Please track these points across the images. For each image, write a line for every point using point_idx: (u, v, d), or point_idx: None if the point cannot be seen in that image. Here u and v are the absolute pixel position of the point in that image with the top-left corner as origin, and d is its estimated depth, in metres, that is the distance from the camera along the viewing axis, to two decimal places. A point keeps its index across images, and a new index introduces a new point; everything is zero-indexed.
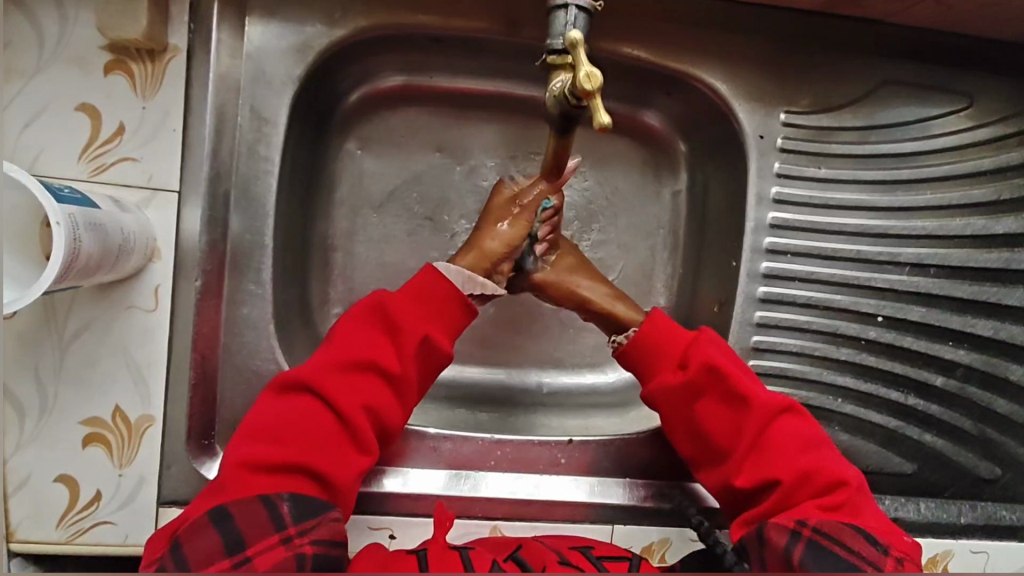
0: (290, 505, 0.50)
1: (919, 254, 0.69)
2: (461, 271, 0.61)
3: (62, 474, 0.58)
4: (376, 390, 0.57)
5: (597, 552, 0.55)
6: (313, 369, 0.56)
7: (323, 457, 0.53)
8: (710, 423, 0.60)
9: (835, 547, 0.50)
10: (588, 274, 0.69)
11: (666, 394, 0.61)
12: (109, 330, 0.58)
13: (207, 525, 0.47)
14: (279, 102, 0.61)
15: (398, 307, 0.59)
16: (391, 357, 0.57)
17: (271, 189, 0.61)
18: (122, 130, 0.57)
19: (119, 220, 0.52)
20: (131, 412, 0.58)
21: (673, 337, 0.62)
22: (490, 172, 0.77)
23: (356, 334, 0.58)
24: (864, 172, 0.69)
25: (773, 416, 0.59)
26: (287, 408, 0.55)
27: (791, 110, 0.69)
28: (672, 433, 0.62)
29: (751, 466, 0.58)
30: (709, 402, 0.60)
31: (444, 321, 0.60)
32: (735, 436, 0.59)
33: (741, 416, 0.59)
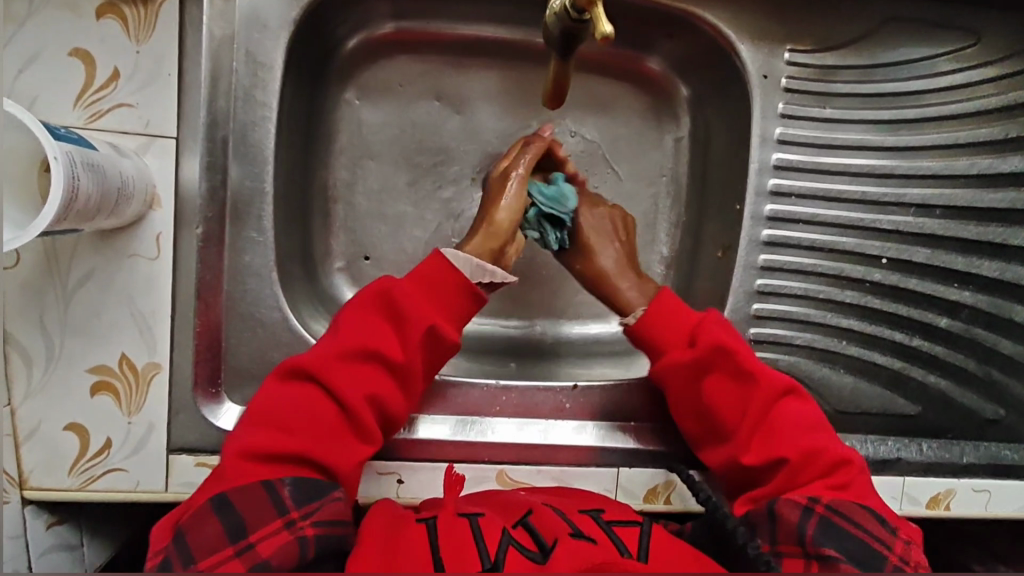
0: (290, 488, 0.50)
1: (925, 195, 0.69)
2: (469, 259, 0.60)
3: (72, 422, 0.58)
4: (378, 377, 0.57)
5: (609, 517, 0.55)
6: (318, 356, 0.56)
7: (322, 443, 0.54)
8: (715, 403, 0.61)
9: (849, 525, 0.51)
10: (618, 249, 0.67)
11: (674, 370, 0.61)
12: (113, 279, 0.58)
13: (209, 514, 0.48)
14: (275, 45, 0.60)
15: (404, 291, 0.59)
16: (393, 345, 0.57)
17: (270, 135, 0.60)
18: (117, 75, 0.56)
19: (117, 164, 0.51)
20: (138, 360, 0.59)
21: (681, 316, 0.63)
22: (490, 122, 0.76)
23: (358, 322, 0.58)
24: (869, 112, 0.69)
25: (779, 397, 0.60)
26: (291, 396, 0.55)
27: (794, 48, 0.68)
28: (679, 410, 0.63)
29: (758, 445, 0.59)
30: (715, 380, 0.61)
31: (447, 308, 0.60)
32: (741, 413, 0.60)
33: (748, 396, 0.60)
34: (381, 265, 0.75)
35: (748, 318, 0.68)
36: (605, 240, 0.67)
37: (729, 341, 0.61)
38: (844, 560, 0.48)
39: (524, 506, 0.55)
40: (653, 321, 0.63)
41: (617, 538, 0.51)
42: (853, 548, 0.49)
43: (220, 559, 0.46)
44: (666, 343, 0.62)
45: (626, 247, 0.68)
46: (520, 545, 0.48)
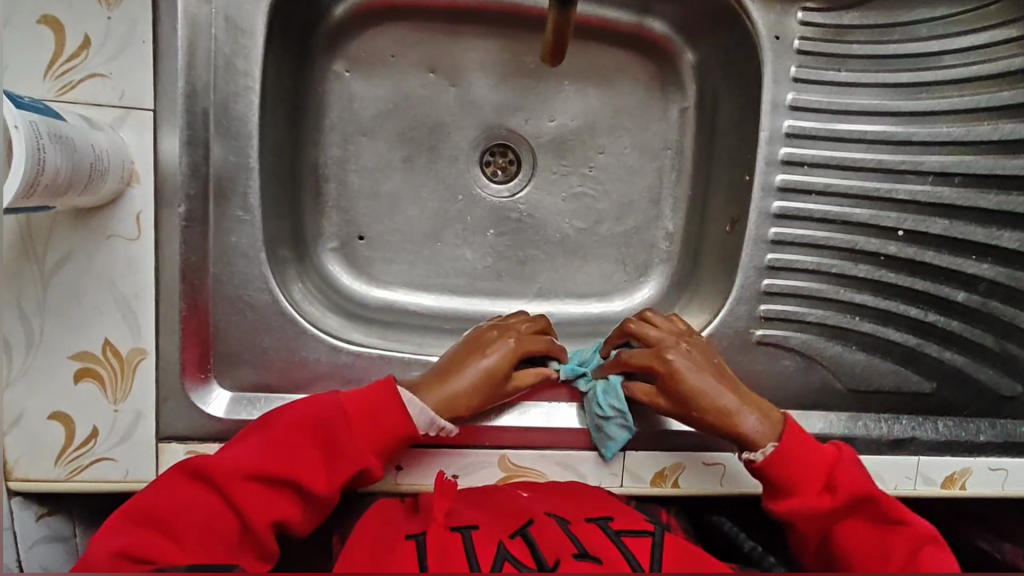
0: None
1: (944, 162, 0.65)
2: (426, 412, 0.56)
3: (55, 411, 0.56)
4: (286, 500, 0.53)
5: (617, 525, 0.55)
6: (229, 465, 0.52)
7: (210, 553, 0.49)
8: (850, 547, 0.57)
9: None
10: (720, 380, 0.58)
11: (809, 515, 0.56)
12: (91, 261, 0.55)
13: None
14: (255, 10, 0.56)
15: (343, 419, 0.55)
16: (314, 474, 0.53)
17: (253, 108, 0.57)
18: (88, 43, 0.53)
19: (89, 136, 0.48)
20: (122, 346, 0.56)
21: (817, 453, 0.57)
22: (487, 94, 0.73)
23: (288, 439, 0.54)
24: (887, 75, 0.65)
25: (922, 547, 0.55)
26: (190, 503, 0.50)
27: (808, 8, 0.64)
28: (806, 547, 0.59)
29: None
30: (855, 522, 0.57)
31: (379, 440, 0.55)
32: (884, 562, 0.56)
33: (886, 543, 0.56)
34: (375, 244, 0.73)
35: (756, 294, 0.66)
36: (703, 375, 0.58)
37: (869, 488, 0.57)
38: None
39: (524, 511, 0.56)
40: (785, 460, 0.56)
41: (629, 554, 0.52)
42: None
43: None
44: (796, 486, 0.56)
45: (725, 375, 0.59)
46: (517, 561, 0.50)
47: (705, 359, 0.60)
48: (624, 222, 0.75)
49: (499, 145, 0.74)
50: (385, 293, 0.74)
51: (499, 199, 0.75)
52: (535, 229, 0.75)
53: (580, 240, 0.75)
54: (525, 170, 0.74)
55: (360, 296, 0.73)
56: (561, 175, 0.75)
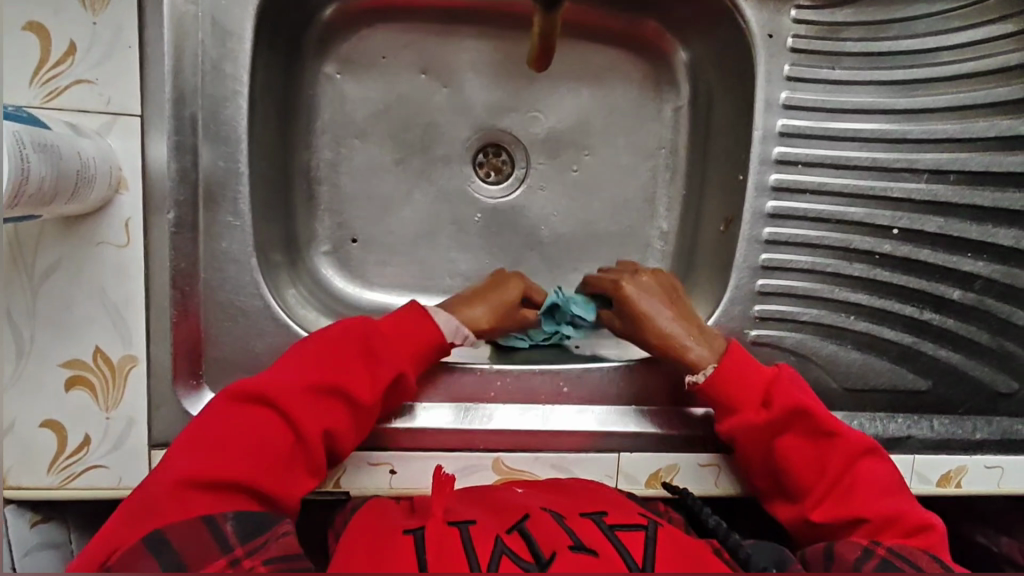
0: (234, 523, 0.47)
1: (940, 159, 0.65)
2: (451, 321, 0.61)
3: (47, 419, 0.56)
4: (338, 412, 0.55)
5: (611, 520, 0.54)
6: (277, 382, 0.53)
7: (264, 467, 0.50)
8: (791, 464, 0.59)
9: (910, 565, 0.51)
10: (672, 306, 0.63)
11: (750, 431, 0.59)
12: (81, 269, 0.55)
13: (143, 555, 0.44)
14: (243, 13, 0.55)
15: (378, 333, 0.58)
16: (360, 383, 0.55)
17: (242, 112, 0.57)
18: (73, 49, 0.52)
19: (75, 144, 0.48)
20: (113, 353, 0.56)
21: (750, 373, 0.60)
22: (479, 95, 0.72)
23: (329, 354, 0.56)
24: (882, 72, 0.64)
25: (857, 456, 0.58)
26: (242, 421, 0.51)
27: (801, 5, 0.63)
28: (750, 466, 0.62)
29: (831, 499, 0.58)
30: (792, 438, 0.59)
31: (415, 351, 0.59)
32: (819, 473, 0.58)
33: (824, 456, 0.59)
34: (369, 247, 0.73)
35: (751, 295, 0.65)
36: (656, 302, 0.63)
37: (802, 401, 0.58)
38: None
39: (519, 508, 0.55)
40: (723, 376, 0.59)
41: (622, 547, 0.50)
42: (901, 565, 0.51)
43: None
44: (732, 403, 0.59)
45: (681, 305, 0.64)
46: (515, 554, 0.48)
47: (665, 288, 0.65)
48: (618, 223, 0.75)
49: (493, 146, 0.73)
50: (380, 296, 0.73)
51: (493, 200, 0.74)
52: (529, 230, 0.74)
53: (574, 241, 0.75)
54: (518, 171, 0.74)
55: (355, 299, 0.72)
56: (555, 176, 0.74)
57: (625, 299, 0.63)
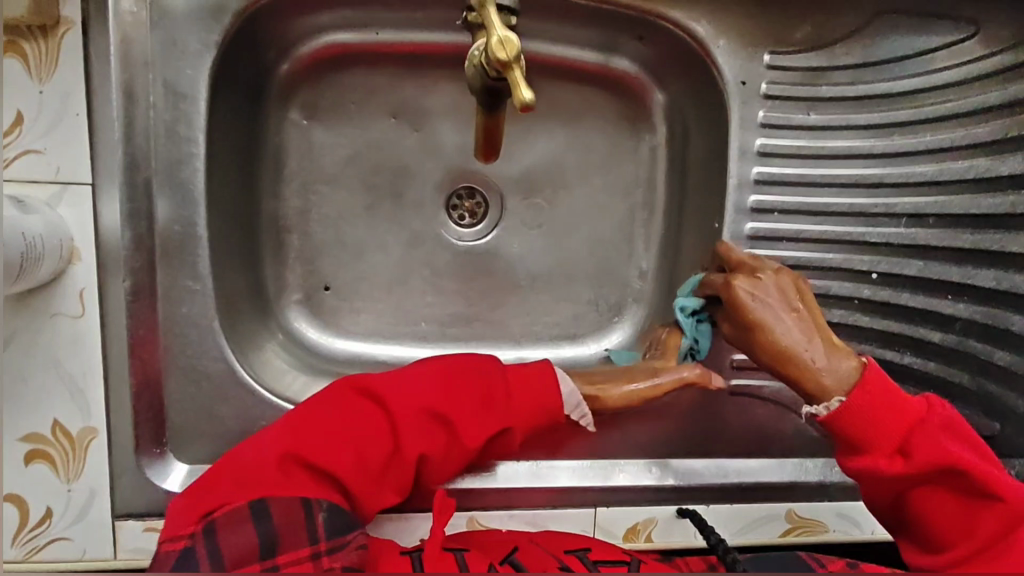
0: (325, 515, 0.46)
1: (918, 203, 0.63)
2: (574, 393, 0.60)
3: (6, 494, 0.55)
4: (441, 441, 0.54)
5: (595, 556, 0.53)
6: (399, 397, 0.53)
7: (357, 472, 0.50)
8: (928, 513, 0.54)
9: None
10: (799, 320, 0.56)
11: (881, 477, 0.53)
12: (35, 342, 0.53)
13: (245, 519, 0.44)
14: (196, 74, 0.53)
15: (504, 381, 0.57)
16: (470, 423, 0.55)
17: (200, 173, 0.54)
18: (21, 119, 0.50)
19: (17, 224, 0.46)
20: (72, 426, 0.55)
21: (902, 410, 0.52)
22: (450, 138, 0.71)
23: (452, 385, 0.55)
24: (859, 116, 0.62)
25: (1015, 522, 0.51)
26: (356, 422, 0.52)
27: (775, 50, 0.61)
28: (879, 501, 0.56)
29: (981, 562, 0.50)
30: (934, 486, 0.53)
31: (531, 411, 0.58)
32: (962, 527, 0.52)
33: (975, 513, 0.52)
34: (341, 294, 0.71)
35: (722, 343, 0.67)
36: (777, 307, 0.56)
37: (951, 456, 0.51)
38: None
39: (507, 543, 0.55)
40: (867, 409, 0.52)
41: None
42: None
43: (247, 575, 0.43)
44: (869, 444, 0.52)
45: (812, 320, 0.56)
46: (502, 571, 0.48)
47: (797, 296, 0.57)
48: (595, 264, 0.74)
49: (466, 189, 0.72)
50: (354, 344, 0.72)
51: (468, 242, 0.73)
52: (504, 274, 0.73)
53: (552, 283, 0.74)
54: (492, 214, 0.72)
55: (329, 349, 0.71)
56: (530, 218, 0.73)
57: (747, 311, 0.57)
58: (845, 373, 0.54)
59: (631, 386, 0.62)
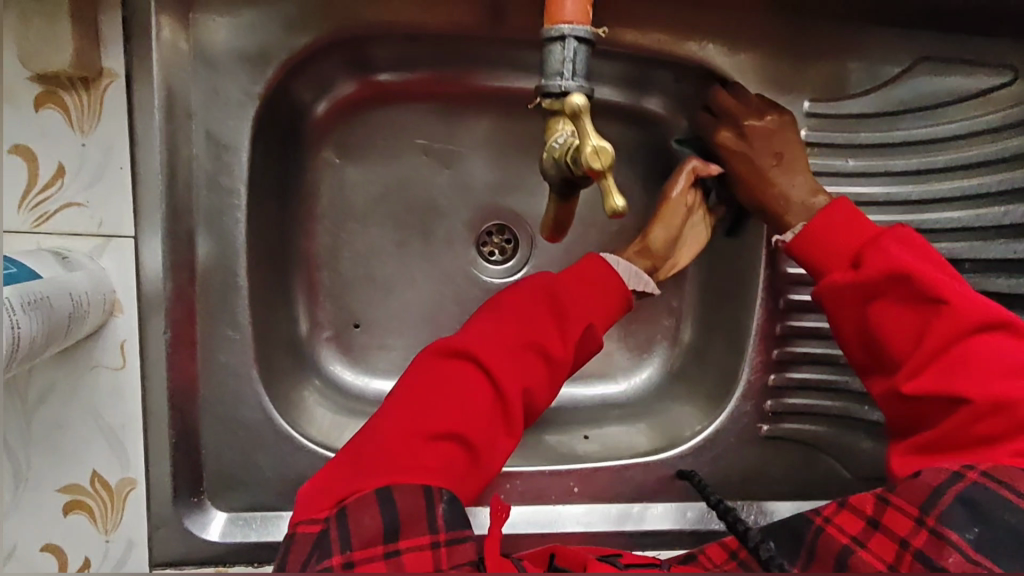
0: (445, 506, 0.45)
1: (953, 249, 0.61)
2: (630, 267, 0.61)
3: (47, 543, 0.54)
4: (535, 372, 0.54)
5: (625, 560, 0.52)
6: (480, 340, 0.54)
7: (470, 421, 0.50)
8: (882, 331, 0.51)
9: (1016, 498, 0.40)
10: (778, 161, 0.60)
11: (834, 295, 0.53)
12: (75, 393, 0.53)
13: (373, 503, 0.44)
14: (238, 124, 0.53)
15: (566, 286, 0.57)
16: (554, 339, 0.55)
17: (240, 223, 0.55)
18: (62, 171, 0.49)
19: (66, 283, 0.45)
20: (111, 477, 0.54)
21: (841, 233, 0.54)
22: (483, 175, 0.70)
23: (525, 312, 0.56)
24: (896, 161, 0.62)
25: (969, 330, 0.47)
26: (455, 377, 0.52)
27: (814, 98, 0.62)
28: (841, 341, 0.54)
29: (930, 374, 0.48)
30: (888, 303, 0.50)
31: (601, 310, 0.58)
32: (919, 341, 0.49)
33: (929, 325, 0.48)
34: (371, 333, 0.70)
35: (764, 390, 0.65)
36: (760, 151, 0.61)
37: (906, 266, 0.49)
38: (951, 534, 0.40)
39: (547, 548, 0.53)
40: (821, 231, 0.55)
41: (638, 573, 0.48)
42: (1016, 523, 0.39)
43: (372, 557, 0.43)
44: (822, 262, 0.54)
45: (795, 162, 0.60)
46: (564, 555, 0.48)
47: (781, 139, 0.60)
48: None
49: (496, 226, 0.71)
50: (384, 383, 0.70)
51: (499, 279, 0.71)
52: None
53: None
54: (522, 251, 0.71)
55: (360, 390, 0.69)
56: (562, 255, 0.72)
57: (732, 154, 0.63)
58: (814, 206, 0.58)
59: (663, 222, 0.63)
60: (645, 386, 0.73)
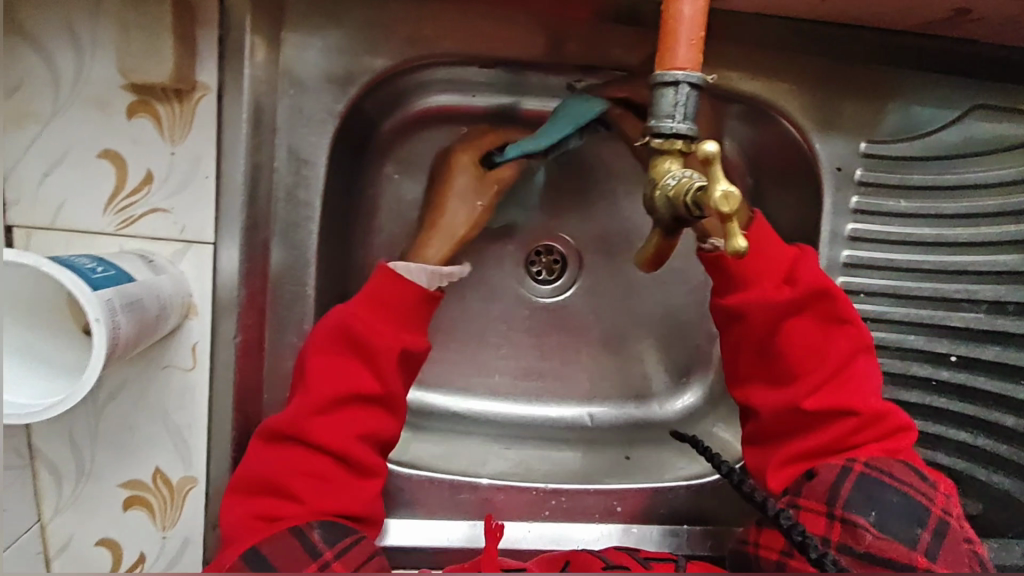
0: (320, 532, 0.48)
1: (1000, 290, 0.62)
2: (420, 269, 0.57)
3: (105, 536, 0.56)
4: (362, 416, 0.53)
5: (645, 554, 0.57)
6: (292, 414, 0.51)
7: (309, 479, 0.50)
8: (793, 346, 0.53)
9: (894, 481, 0.47)
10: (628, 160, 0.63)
11: (764, 308, 0.53)
12: (145, 391, 0.54)
13: (244, 572, 0.45)
14: (319, 140, 0.55)
15: (362, 321, 0.53)
16: (368, 378, 0.53)
17: (313, 236, 0.57)
18: (150, 177, 0.51)
19: (155, 286, 0.47)
20: (172, 474, 0.56)
21: (775, 253, 0.54)
22: (537, 198, 0.72)
23: (329, 365, 0.53)
24: (948, 204, 0.63)
25: (859, 351, 0.53)
26: (283, 458, 0.51)
27: (871, 139, 0.63)
28: (739, 350, 0.56)
29: (828, 391, 0.52)
30: (803, 321, 0.53)
31: (408, 325, 0.56)
32: (820, 360, 0.53)
33: (829, 341, 0.53)
34: None
35: None
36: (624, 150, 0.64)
37: (828, 284, 0.53)
38: (867, 525, 0.46)
39: (561, 556, 0.54)
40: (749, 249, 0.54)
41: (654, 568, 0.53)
42: (902, 501, 0.46)
43: None
44: (751, 277, 0.54)
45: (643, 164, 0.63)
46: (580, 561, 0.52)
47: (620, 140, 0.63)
48: (664, 325, 0.75)
49: (546, 247, 0.72)
50: (429, 395, 0.71)
51: (545, 299, 0.73)
52: (579, 332, 0.74)
53: (625, 343, 0.74)
54: (570, 273, 0.73)
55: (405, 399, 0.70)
56: (608, 278, 0.73)
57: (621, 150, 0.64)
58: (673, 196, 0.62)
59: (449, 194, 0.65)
60: (684, 410, 0.74)
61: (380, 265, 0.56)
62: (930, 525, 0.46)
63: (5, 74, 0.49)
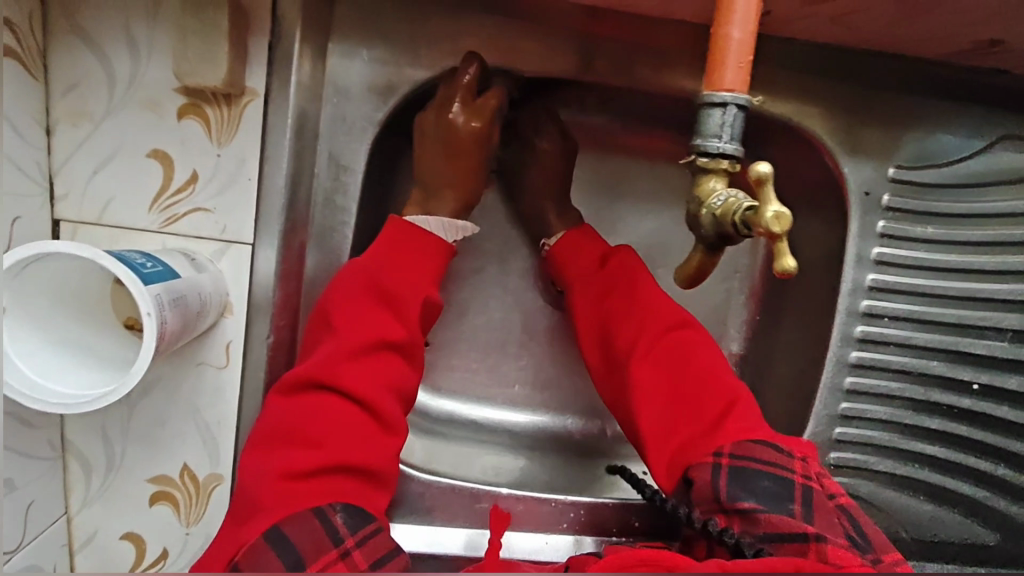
0: (343, 514, 0.47)
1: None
2: (438, 219, 0.59)
3: (129, 531, 0.57)
4: (390, 368, 0.54)
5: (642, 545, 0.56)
6: (322, 362, 0.51)
7: (339, 437, 0.49)
8: (614, 332, 0.59)
9: (760, 465, 0.48)
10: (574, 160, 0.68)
11: (582, 296, 0.62)
12: (178, 387, 0.55)
13: (266, 546, 0.44)
14: (359, 148, 0.57)
15: (389, 272, 0.55)
16: (397, 327, 0.54)
17: (348, 241, 0.58)
18: (195, 178, 0.53)
19: (197, 283, 0.48)
20: (199, 472, 0.56)
21: (591, 248, 0.64)
22: None
23: (355, 315, 0.53)
24: (972, 232, 0.64)
25: (672, 327, 0.58)
26: (313, 411, 0.50)
27: (898, 165, 0.64)
28: (586, 352, 0.62)
29: (648, 371, 0.56)
30: (614, 302, 0.60)
31: (427, 275, 0.57)
32: (636, 342, 0.58)
33: (639, 321, 0.58)
34: (439, 353, 0.72)
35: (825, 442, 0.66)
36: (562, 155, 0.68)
37: (636, 271, 0.61)
38: (760, 509, 0.46)
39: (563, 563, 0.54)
40: (564, 247, 0.64)
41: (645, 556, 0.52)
42: (771, 484, 0.47)
43: None
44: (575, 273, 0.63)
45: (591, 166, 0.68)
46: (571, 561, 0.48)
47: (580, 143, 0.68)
48: None
49: None
50: (448, 403, 0.72)
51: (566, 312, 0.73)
52: None
53: None
54: None
55: (425, 405, 0.71)
56: None
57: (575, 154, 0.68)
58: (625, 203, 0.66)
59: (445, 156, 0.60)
60: None
61: (392, 218, 0.58)
62: (798, 497, 0.47)
63: (63, 74, 0.51)
